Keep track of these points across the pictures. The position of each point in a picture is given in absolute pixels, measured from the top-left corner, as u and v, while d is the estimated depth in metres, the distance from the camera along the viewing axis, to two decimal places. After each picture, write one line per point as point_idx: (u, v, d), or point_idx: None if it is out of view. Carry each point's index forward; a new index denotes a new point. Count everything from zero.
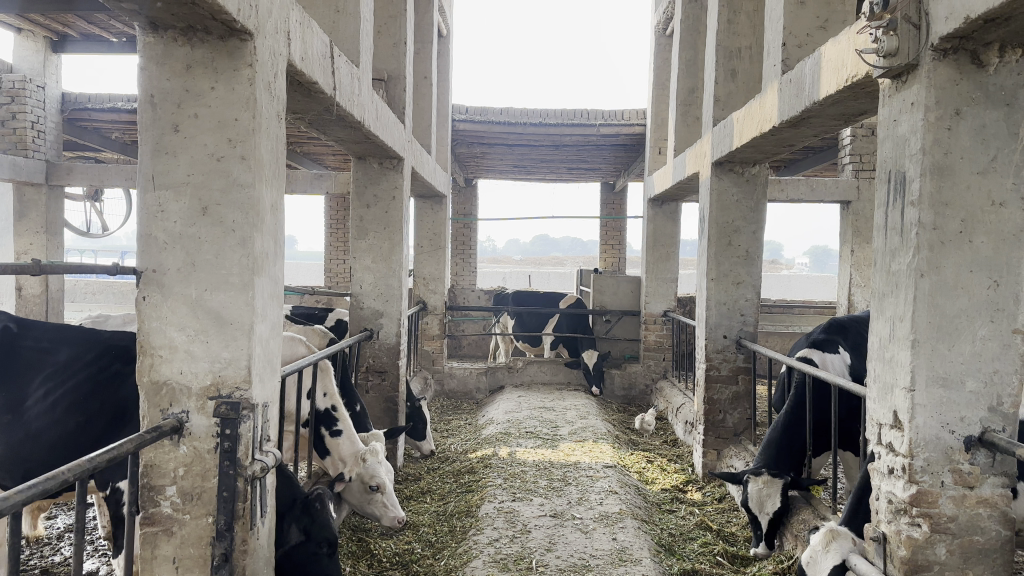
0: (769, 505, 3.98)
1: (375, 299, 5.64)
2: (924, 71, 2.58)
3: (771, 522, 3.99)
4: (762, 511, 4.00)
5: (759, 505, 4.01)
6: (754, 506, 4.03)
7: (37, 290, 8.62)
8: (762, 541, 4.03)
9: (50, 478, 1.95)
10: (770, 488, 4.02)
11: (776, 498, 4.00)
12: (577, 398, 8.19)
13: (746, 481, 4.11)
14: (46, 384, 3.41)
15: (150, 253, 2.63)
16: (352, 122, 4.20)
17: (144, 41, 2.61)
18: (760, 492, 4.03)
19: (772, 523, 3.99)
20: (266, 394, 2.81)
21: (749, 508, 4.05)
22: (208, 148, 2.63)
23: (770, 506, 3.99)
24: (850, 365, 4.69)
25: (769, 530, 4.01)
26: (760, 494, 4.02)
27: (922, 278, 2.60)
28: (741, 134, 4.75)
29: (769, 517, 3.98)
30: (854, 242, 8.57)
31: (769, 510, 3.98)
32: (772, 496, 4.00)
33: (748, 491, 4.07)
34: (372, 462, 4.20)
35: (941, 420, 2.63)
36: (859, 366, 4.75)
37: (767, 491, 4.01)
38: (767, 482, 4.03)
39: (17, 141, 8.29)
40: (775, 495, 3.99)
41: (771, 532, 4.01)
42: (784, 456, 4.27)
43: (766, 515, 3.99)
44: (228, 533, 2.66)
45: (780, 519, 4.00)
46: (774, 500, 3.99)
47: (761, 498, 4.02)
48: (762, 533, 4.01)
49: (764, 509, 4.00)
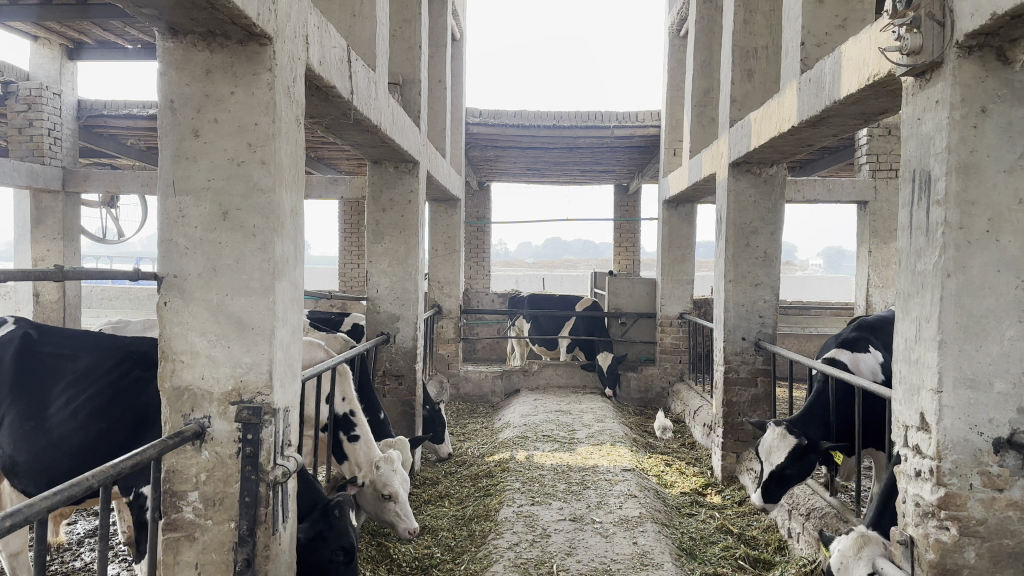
0: (773, 456, 4.19)
1: (392, 303, 5.64)
2: (948, 68, 2.56)
3: (773, 473, 4.19)
4: (768, 460, 4.23)
5: (767, 453, 4.23)
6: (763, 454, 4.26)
7: (54, 296, 8.67)
8: (760, 492, 4.24)
9: (74, 484, 1.95)
10: (782, 439, 4.21)
11: (785, 453, 4.17)
12: (593, 401, 8.15)
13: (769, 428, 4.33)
14: (68, 391, 3.42)
15: (171, 258, 2.63)
16: (369, 126, 4.20)
17: (164, 46, 2.62)
18: (772, 442, 4.24)
19: (775, 476, 4.20)
20: (287, 399, 2.81)
21: (760, 455, 4.29)
22: (228, 153, 2.63)
23: (774, 458, 4.19)
24: (883, 362, 4.65)
25: (770, 483, 4.22)
26: (771, 444, 4.23)
27: (949, 278, 2.57)
28: (759, 134, 4.72)
29: (772, 467, 4.20)
30: (871, 242, 8.52)
31: (773, 461, 4.19)
32: (781, 448, 4.18)
33: (763, 436, 4.33)
34: (387, 470, 4.16)
35: (968, 422, 2.58)
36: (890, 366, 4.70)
37: (777, 443, 4.21)
38: (779, 434, 4.22)
39: (34, 148, 8.35)
40: (783, 447, 4.17)
41: (770, 485, 4.22)
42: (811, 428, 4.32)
43: (769, 465, 4.20)
44: (250, 539, 2.65)
45: (782, 475, 4.18)
46: (781, 454, 4.17)
47: (770, 447, 4.23)
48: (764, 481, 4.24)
49: (770, 458, 4.21)
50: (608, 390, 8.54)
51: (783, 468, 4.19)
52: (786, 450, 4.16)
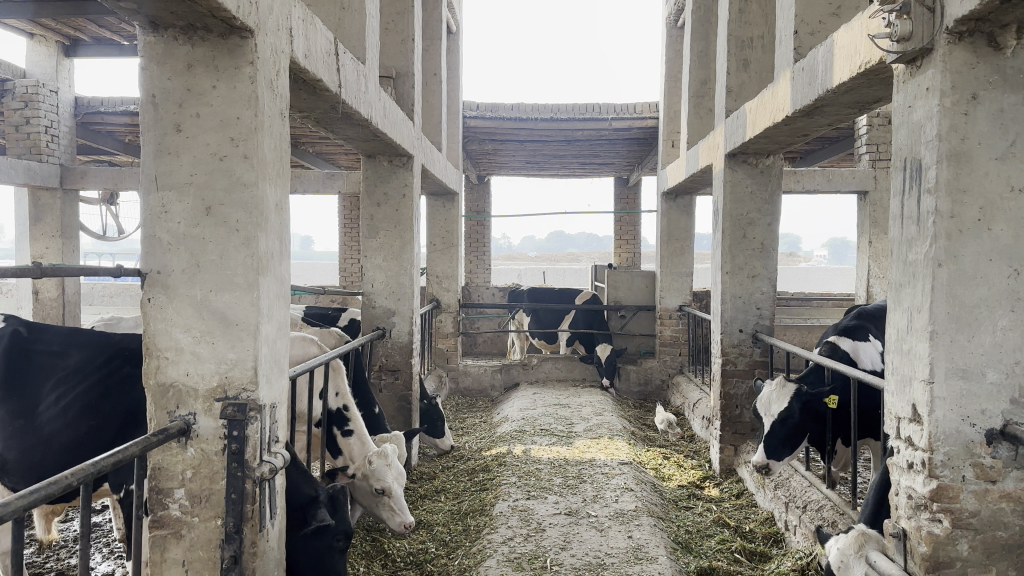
0: (773, 406, 4.27)
1: (388, 298, 5.62)
2: (938, 55, 2.52)
3: (773, 422, 4.25)
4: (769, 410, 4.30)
5: (767, 405, 4.32)
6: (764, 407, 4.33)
7: (53, 293, 8.67)
8: (763, 447, 4.27)
9: (52, 483, 1.93)
10: (781, 392, 4.30)
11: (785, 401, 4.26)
12: (593, 394, 8.13)
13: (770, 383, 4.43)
14: (57, 389, 3.40)
15: (155, 255, 2.61)
16: (360, 119, 4.17)
17: (145, 40, 2.59)
18: (771, 394, 4.34)
19: (775, 426, 4.26)
20: (274, 395, 2.79)
21: (760, 408, 4.38)
22: (211, 148, 2.60)
23: (773, 408, 4.27)
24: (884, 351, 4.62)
25: (771, 434, 4.26)
26: (770, 395, 4.33)
27: (940, 268, 2.54)
28: (754, 124, 4.68)
29: (773, 417, 4.26)
30: (871, 233, 8.47)
31: (774, 411, 4.27)
32: (780, 399, 4.28)
33: (763, 392, 4.41)
34: (380, 464, 4.14)
35: (960, 413, 2.56)
36: None
37: (777, 395, 4.30)
38: (779, 386, 4.32)
39: (31, 145, 8.33)
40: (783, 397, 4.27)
41: (771, 437, 4.27)
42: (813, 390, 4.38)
43: (768, 416, 4.28)
44: (237, 536, 2.64)
45: (781, 426, 4.25)
46: (781, 404, 4.26)
47: (769, 399, 4.32)
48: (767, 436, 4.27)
49: (770, 410, 4.29)
50: (606, 380, 8.48)
51: (782, 419, 4.26)
52: (787, 398, 4.26)
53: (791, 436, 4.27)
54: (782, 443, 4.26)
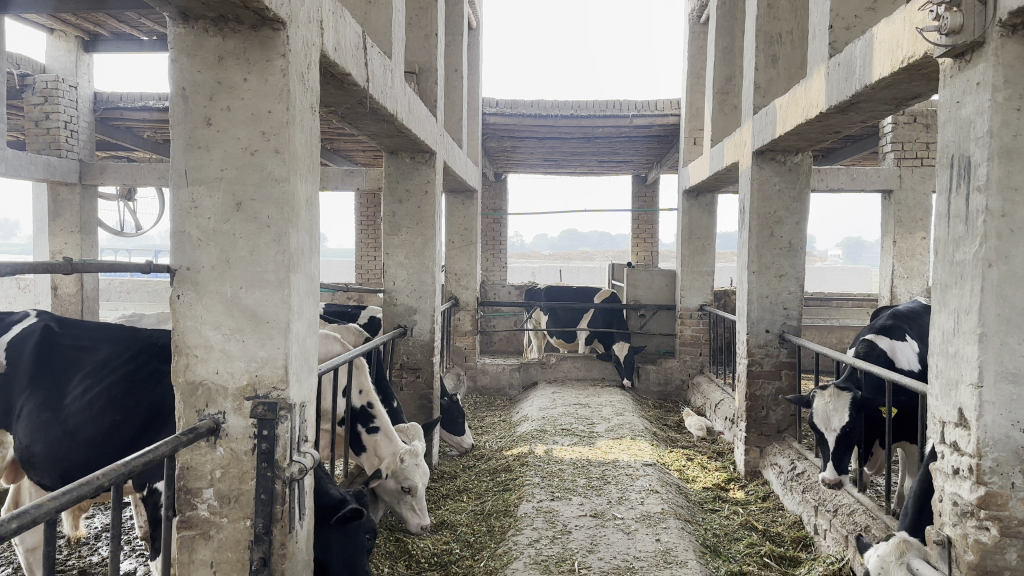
0: (835, 420, 4.11)
1: (409, 295, 5.58)
2: (990, 49, 2.44)
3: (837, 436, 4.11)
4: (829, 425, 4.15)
5: (825, 420, 4.16)
6: (821, 423, 4.17)
7: (72, 289, 8.68)
8: (832, 463, 4.10)
9: (84, 483, 1.88)
10: (836, 403, 4.16)
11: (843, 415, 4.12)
12: (612, 394, 8.06)
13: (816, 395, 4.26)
14: (85, 382, 3.38)
15: (184, 251, 2.57)
16: (385, 114, 4.12)
17: (176, 32, 2.55)
18: (828, 407, 4.17)
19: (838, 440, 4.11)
20: (303, 393, 2.74)
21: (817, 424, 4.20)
22: (241, 141, 2.56)
23: (835, 422, 4.12)
24: (919, 353, 4.53)
25: (838, 447, 4.11)
26: (827, 408, 4.17)
27: (990, 268, 2.46)
28: (784, 121, 4.60)
29: (836, 432, 4.11)
30: (896, 232, 8.33)
31: (835, 426, 4.12)
32: (839, 411, 4.13)
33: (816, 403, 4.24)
34: (410, 463, 4.17)
35: (1011, 418, 2.47)
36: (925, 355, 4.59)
37: (834, 406, 4.16)
38: (834, 397, 4.17)
39: (51, 141, 8.36)
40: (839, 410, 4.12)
41: (837, 452, 4.12)
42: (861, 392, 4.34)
43: (831, 432, 4.11)
44: (266, 537, 2.60)
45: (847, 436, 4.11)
46: (841, 416, 4.12)
47: (827, 413, 4.15)
48: (833, 452, 4.12)
49: (830, 425, 4.13)
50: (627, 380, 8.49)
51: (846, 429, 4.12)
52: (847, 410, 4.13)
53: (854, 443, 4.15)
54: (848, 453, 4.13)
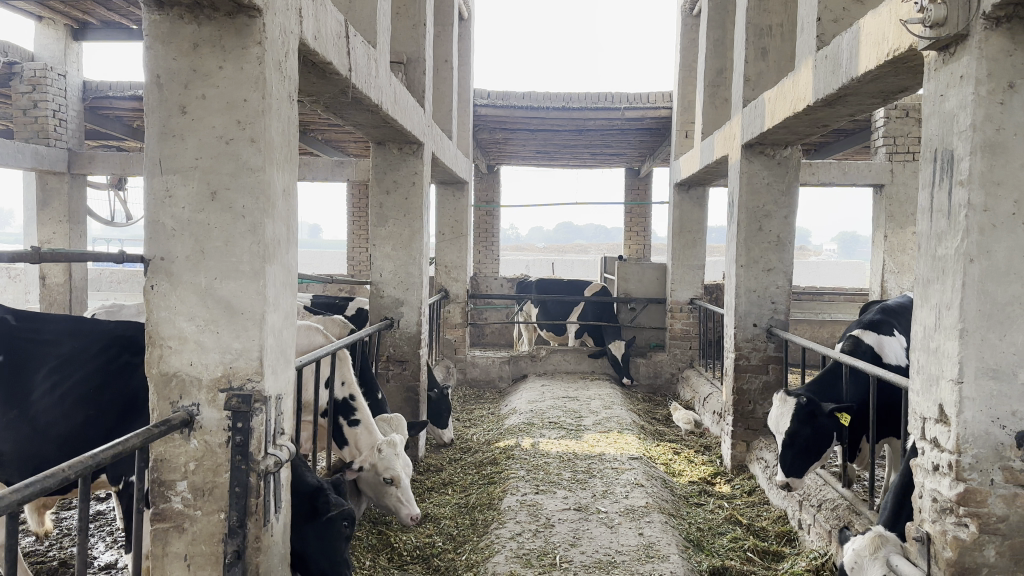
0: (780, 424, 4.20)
1: (396, 287, 5.55)
2: (974, 42, 2.42)
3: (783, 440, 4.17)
4: (779, 430, 4.23)
5: (774, 423, 4.26)
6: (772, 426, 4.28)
7: (60, 279, 8.63)
8: (781, 466, 4.19)
9: (49, 476, 1.85)
10: (786, 407, 4.24)
11: (789, 418, 4.18)
12: (601, 387, 8.04)
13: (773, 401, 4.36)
14: (52, 377, 3.33)
15: (158, 241, 2.54)
16: (370, 105, 4.08)
17: (151, 19, 2.51)
18: (778, 412, 4.28)
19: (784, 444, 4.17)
20: (280, 386, 2.71)
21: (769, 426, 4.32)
22: (216, 131, 2.52)
23: (783, 425, 4.19)
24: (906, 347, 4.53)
25: (786, 451, 4.16)
26: (777, 413, 4.27)
27: (972, 263, 2.44)
28: (773, 114, 4.57)
29: (783, 436, 4.18)
30: (887, 227, 8.32)
31: (781, 429, 4.20)
32: (785, 415, 4.21)
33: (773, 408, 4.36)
34: (389, 453, 4.07)
35: (991, 415, 2.46)
36: None
37: (781, 410, 4.25)
38: (783, 402, 4.26)
39: (39, 129, 8.28)
40: (786, 414, 4.20)
41: (787, 456, 4.17)
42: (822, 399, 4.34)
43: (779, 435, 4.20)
44: (240, 530, 2.57)
45: (792, 441, 4.15)
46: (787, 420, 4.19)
47: (776, 418, 4.26)
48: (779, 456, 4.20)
49: (778, 428, 4.23)
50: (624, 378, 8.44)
51: (793, 435, 4.16)
52: (790, 414, 4.18)
53: (810, 448, 4.15)
54: (801, 457, 4.14)
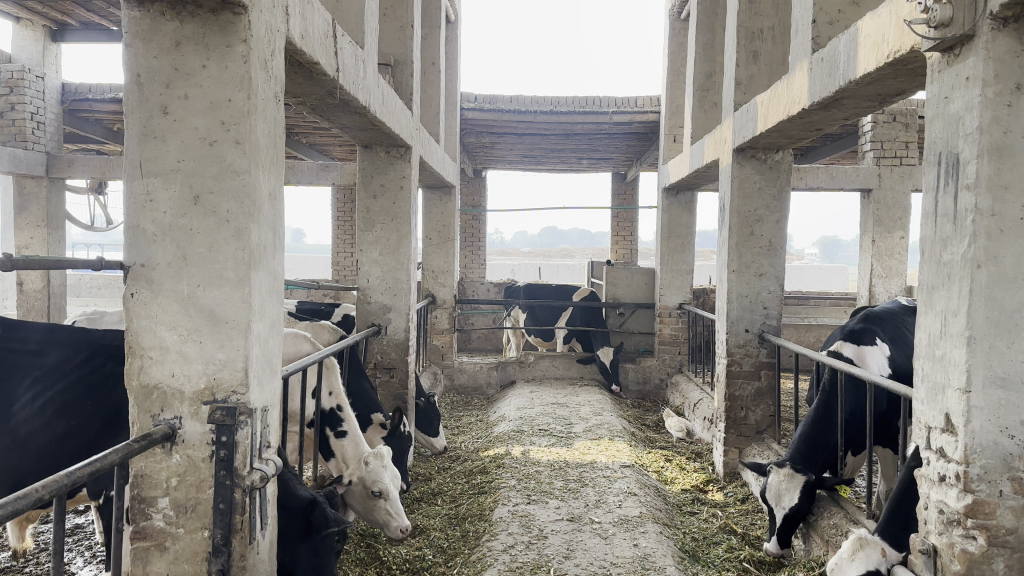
0: (785, 499, 3.89)
1: (383, 293, 5.45)
2: (980, 42, 2.36)
3: (784, 517, 3.90)
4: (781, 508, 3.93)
5: (776, 497, 3.94)
6: (771, 499, 3.95)
7: (38, 285, 8.43)
8: (775, 536, 3.93)
9: (21, 497, 1.72)
10: (788, 482, 3.94)
11: (795, 493, 3.90)
12: (591, 394, 7.96)
13: (769, 472, 4.04)
14: (33, 387, 3.21)
15: (138, 247, 2.42)
16: (357, 107, 3.98)
17: (130, 16, 2.40)
18: (779, 485, 3.96)
19: (788, 519, 3.90)
20: (265, 397, 2.61)
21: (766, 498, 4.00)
22: (199, 132, 2.42)
23: (786, 501, 3.90)
24: (890, 357, 4.37)
25: (784, 526, 3.91)
26: (778, 486, 3.94)
27: (979, 269, 2.38)
28: (766, 118, 4.51)
29: (785, 511, 3.90)
30: (875, 231, 8.31)
31: (786, 505, 3.90)
32: (790, 490, 3.91)
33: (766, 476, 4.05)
34: (376, 466, 3.96)
35: (999, 424, 2.40)
36: (899, 358, 4.42)
37: (786, 485, 3.93)
38: (787, 476, 3.95)
39: (16, 133, 8.09)
40: (793, 488, 3.91)
41: (784, 530, 3.92)
42: (821, 454, 4.09)
43: (780, 509, 3.91)
44: (225, 548, 2.47)
45: (794, 516, 3.90)
46: (793, 495, 3.90)
47: (778, 491, 3.94)
48: (778, 528, 3.93)
49: (780, 503, 3.92)
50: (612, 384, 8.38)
51: (794, 511, 3.90)
52: (797, 491, 3.90)
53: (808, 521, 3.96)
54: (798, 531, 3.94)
